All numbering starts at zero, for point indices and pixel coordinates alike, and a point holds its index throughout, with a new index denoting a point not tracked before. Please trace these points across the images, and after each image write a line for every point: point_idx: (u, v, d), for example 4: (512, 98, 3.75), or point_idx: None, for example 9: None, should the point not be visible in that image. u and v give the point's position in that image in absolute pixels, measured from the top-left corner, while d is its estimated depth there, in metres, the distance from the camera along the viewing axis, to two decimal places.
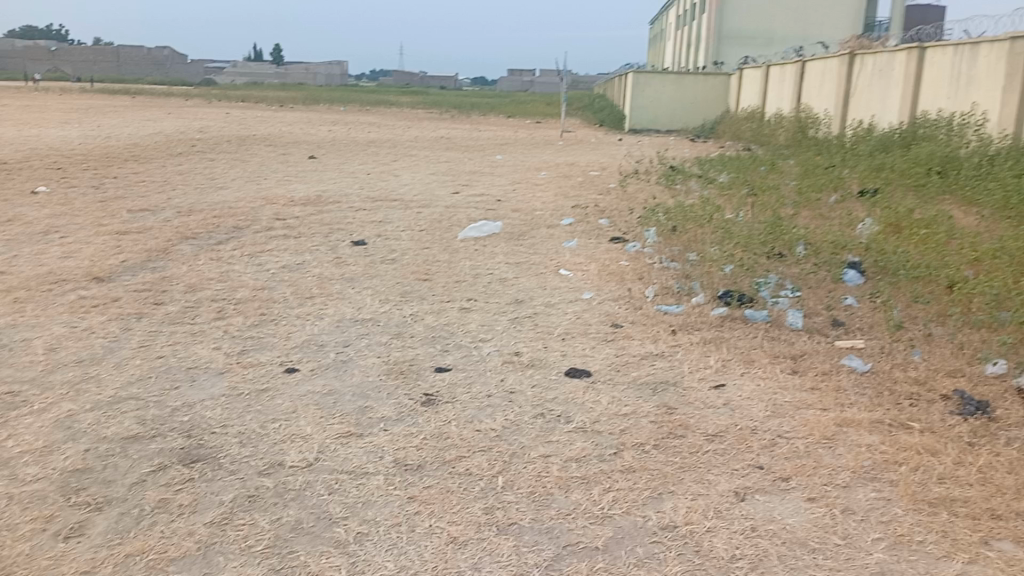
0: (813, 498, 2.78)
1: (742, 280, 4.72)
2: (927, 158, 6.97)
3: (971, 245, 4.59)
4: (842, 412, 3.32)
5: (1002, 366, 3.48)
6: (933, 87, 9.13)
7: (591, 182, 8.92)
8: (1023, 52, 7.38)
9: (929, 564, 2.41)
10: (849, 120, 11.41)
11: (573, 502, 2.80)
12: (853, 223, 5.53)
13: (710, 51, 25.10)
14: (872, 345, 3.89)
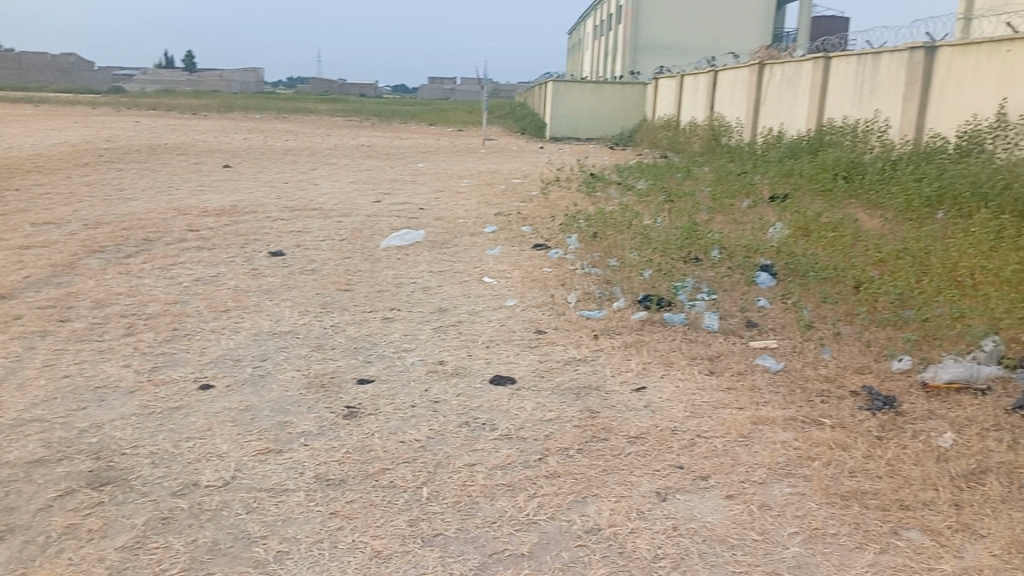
0: (732, 495, 2.85)
1: (661, 284, 4.81)
2: (833, 163, 7.28)
3: (875, 246, 4.81)
4: (758, 410, 3.42)
5: (906, 362, 3.64)
6: (837, 96, 9.57)
7: (513, 189, 8.98)
8: (920, 62, 7.80)
9: (843, 555, 2.50)
10: (760, 127, 11.84)
11: (498, 510, 2.79)
12: (765, 228, 5.73)
13: (628, 61, 25.67)
14: (784, 345, 4.02)
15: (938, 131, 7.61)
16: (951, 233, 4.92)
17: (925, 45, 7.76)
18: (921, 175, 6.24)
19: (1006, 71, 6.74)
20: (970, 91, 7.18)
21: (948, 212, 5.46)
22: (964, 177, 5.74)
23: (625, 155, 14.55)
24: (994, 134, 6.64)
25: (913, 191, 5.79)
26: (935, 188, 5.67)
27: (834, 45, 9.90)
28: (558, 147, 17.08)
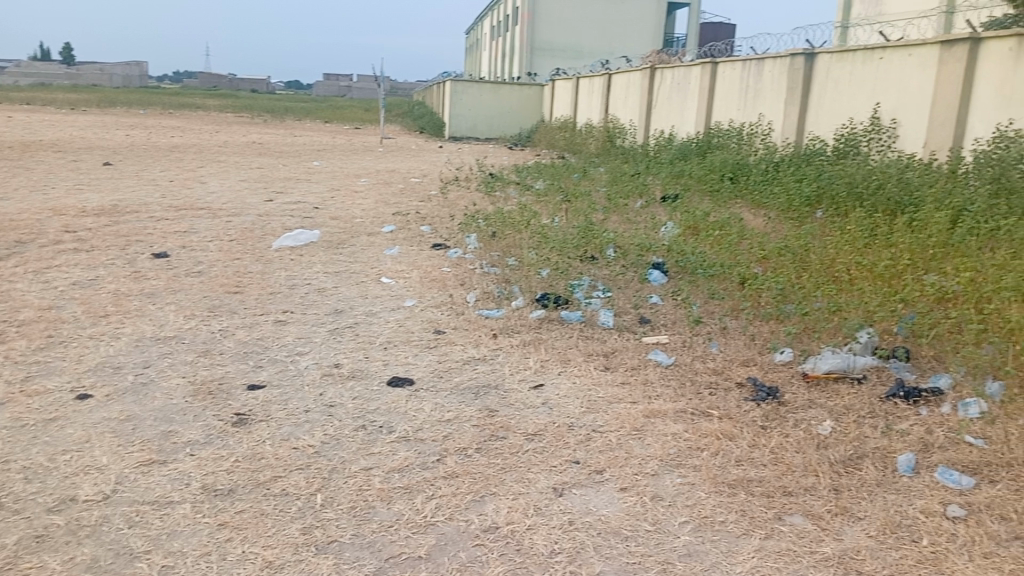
0: (625, 487, 2.91)
1: (558, 282, 4.88)
2: (720, 164, 7.58)
3: (758, 244, 5.03)
4: (650, 404, 3.51)
5: (788, 354, 3.82)
6: (724, 99, 9.97)
7: (411, 188, 8.91)
8: (801, 68, 8.23)
9: (730, 542, 2.59)
10: (653, 129, 12.20)
11: (395, 513, 2.75)
12: (657, 227, 5.91)
13: (524, 62, 25.93)
14: (675, 340, 4.15)
15: (817, 135, 8.04)
16: (827, 231, 5.21)
17: (806, 52, 8.19)
18: (800, 175, 6.58)
19: (877, 78, 7.19)
20: (846, 96, 7.62)
21: (825, 211, 5.77)
22: (839, 177, 6.09)
23: (525, 155, 14.69)
24: (868, 137, 7.08)
25: (793, 191, 6.10)
26: (813, 188, 5.98)
27: (721, 51, 10.31)
28: (458, 147, 17.06)
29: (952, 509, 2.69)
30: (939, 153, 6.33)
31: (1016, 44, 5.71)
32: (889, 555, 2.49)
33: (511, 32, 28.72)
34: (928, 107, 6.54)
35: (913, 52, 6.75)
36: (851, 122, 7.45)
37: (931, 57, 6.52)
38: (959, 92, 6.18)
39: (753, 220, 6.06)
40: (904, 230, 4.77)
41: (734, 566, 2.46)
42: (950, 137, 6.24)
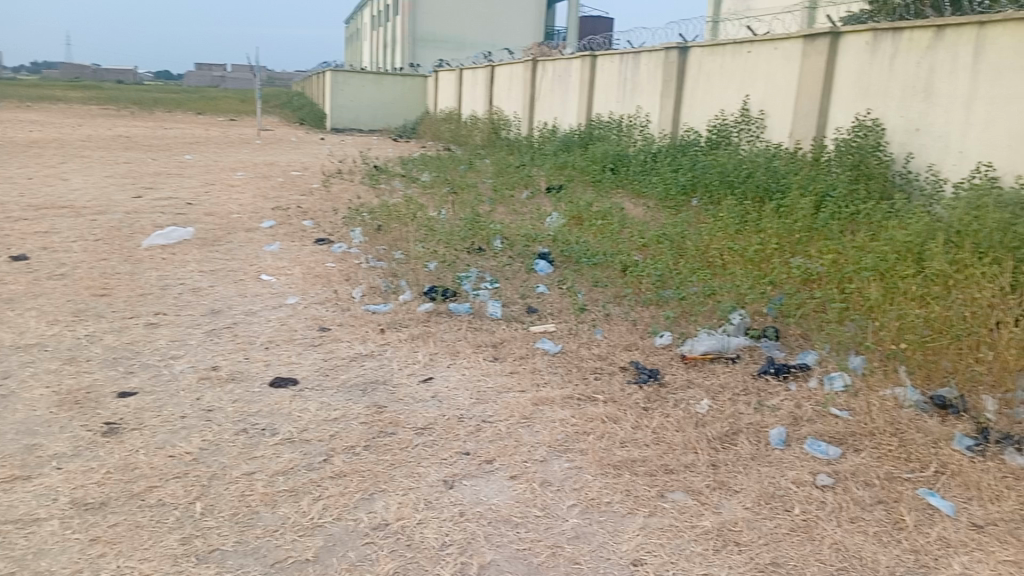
0: (515, 475, 2.95)
1: (446, 275, 4.88)
2: (602, 156, 7.77)
3: (638, 232, 5.21)
4: (538, 392, 3.56)
5: (668, 337, 3.96)
6: (604, 91, 10.22)
7: (292, 182, 8.66)
8: (676, 62, 8.54)
9: (616, 522, 2.66)
10: (537, 121, 12.36)
11: (280, 517, 2.67)
12: (542, 218, 6.00)
13: (407, 53, 25.66)
14: (561, 328, 4.23)
15: (693, 126, 8.37)
16: (702, 219, 5.43)
17: (680, 45, 8.50)
18: (677, 164, 6.85)
19: (746, 71, 7.55)
20: (718, 89, 7.96)
21: (700, 200, 6.01)
22: (712, 167, 6.36)
23: (410, 147, 14.55)
24: (738, 128, 7.44)
25: (670, 181, 6.35)
26: (688, 177, 6.26)
27: (601, 44, 10.56)
28: (342, 140, 16.68)
29: (821, 479, 2.86)
30: (804, 143, 6.72)
31: (871, 38, 6.12)
32: (764, 525, 2.63)
33: (392, 21, 28.32)
34: (793, 99, 6.93)
35: (778, 46, 7.12)
36: (723, 113, 7.81)
37: (795, 50, 6.90)
38: (821, 85, 6.57)
39: (633, 209, 6.25)
40: (772, 216, 5.05)
41: (620, 545, 2.54)
42: (814, 127, 6.63)
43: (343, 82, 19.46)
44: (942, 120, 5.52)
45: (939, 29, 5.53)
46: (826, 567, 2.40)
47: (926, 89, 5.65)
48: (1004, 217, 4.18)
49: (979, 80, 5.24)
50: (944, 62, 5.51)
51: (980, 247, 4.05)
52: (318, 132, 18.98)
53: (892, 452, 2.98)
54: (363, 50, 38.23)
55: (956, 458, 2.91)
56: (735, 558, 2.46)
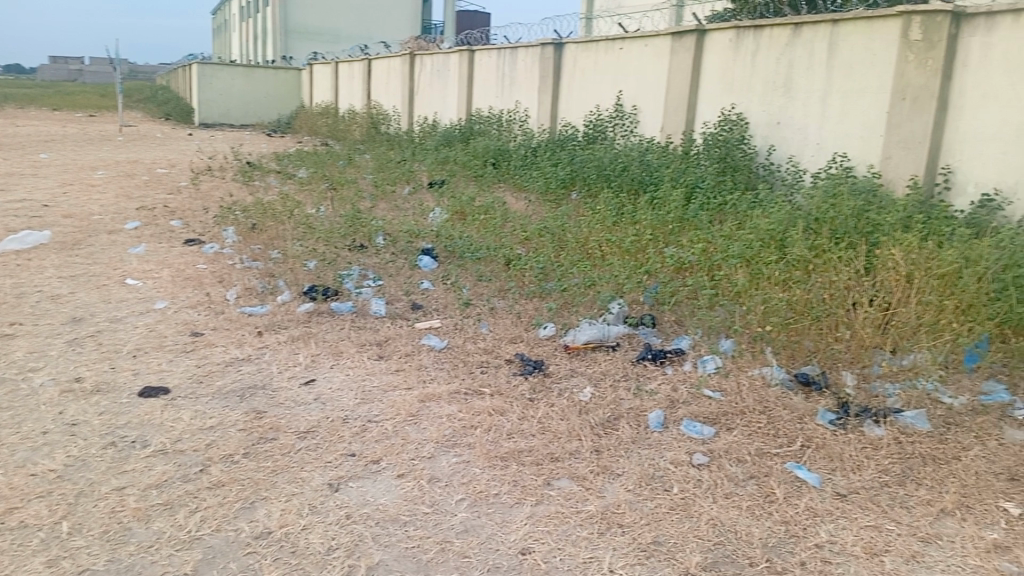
0: (402, 473, 2.92)
1: (326, 274, 4.78)
2: (483, 150, 7.81)
3: (520, 226, 5.28)
4: (424, 388, 3.55)
5: (551, 329, 4.04)
6: (483, 86, 10.27)
7: (158, 180, 8.23)
8: (552, 57, 8.69)
9: (503, 513, 2.69)
10: (416, 116, 12.29)
11: (155, 532, 2.54)
12: (425, 213, 5.98)
13: (279, 46, 24.85)
14: (446, 323, 4.23)
15: (571, 121, 8.56)
16: (580, 212, 5.57)
17: (555, 41, 8.66)
18: (556, 159, 6.98)
19: (619, 67, 7.78)
20: (593, 83, 8.17)
21: (579, 193, 6.16)
22: (589, 161, 6.51)
23: (285, 143, 14.10)
24: (613, 123, 7.67)
25: (550, 175, 6.47)
26: (567, 171, 6.39)
27: (477, 39, 10.54)
28: (211, 135, 15.96)
29: (697, 458, 2.99)
30: (675, 137, 7.00)
31: (734, 36, 6.44)
32: (645, 506, 2.73)
33: (262, 12, 27.29)
34: (663, 94, 7.20)
35: (648, 42, 7.37)
36: (599, 108, 8.02)
37: (664, 47, 7.16)
38: (688, 80, 6.85)
39: (515, 203, 6.34)
40: (647, 208, 5.23)
41: (508, 536, 2.57)
42: (684, 121, 6.92)
43: (209, 76, 18.62)
44: (801, 114, 5.89)
45: (796, 28, 5.89)
46: (704, 542, 2.52)
47: (785, 84, 6.01)
48: (856, 205, 4.52)
49: (833, 76, 5.63)
50: (802, 58, 5.86)
51: (836, 232, 4.35)
52: (185, 128, 18.08)
53: (762, 429, 3.15)
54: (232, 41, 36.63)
55: (820, 431, 3.10)
56: (619, 540, 2.54)
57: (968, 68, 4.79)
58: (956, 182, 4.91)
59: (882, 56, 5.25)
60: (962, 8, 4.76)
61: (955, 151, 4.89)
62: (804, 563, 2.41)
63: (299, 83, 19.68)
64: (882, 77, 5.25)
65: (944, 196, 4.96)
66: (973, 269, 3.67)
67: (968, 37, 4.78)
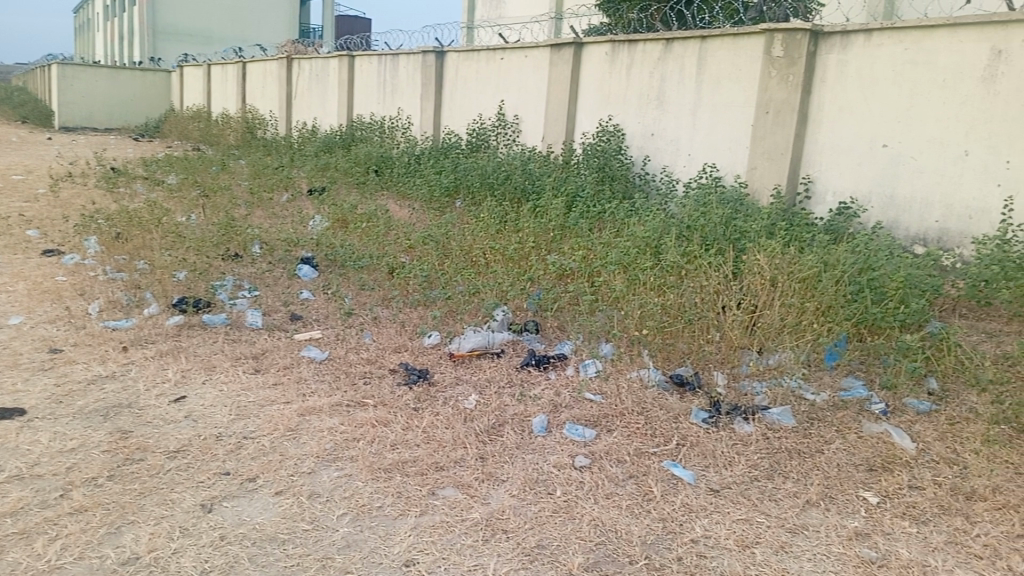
0: (280, 491, 2.82)
1: (198, 285, 4.57)
2: (365, 158, 7.70)
3: (403, 234, 5.24)
4: (304, 402, 3.44)
5: (436, 337, 4.02)
6: (364, 93, 10.14)
7: (11, 187, 7.63)
8: (433, 65, 8.70)
9: (387, 526, 2.64)
10: (295, 121, 12.00)
11: (8, 564, 2.34)
12: (304, 221, 5.85)
13: (148, 46, 23.65)
14: (327, 334, 4.13)
15: (454, 129, 8.59)
16: (464, 220, 5.58)
17: (437, 49, 8.67)
18: (440, 167, 6.97)
19: (500, 76, 7.88)
20: (476, 92, 8.23)
21: (463, 201, 6.17)
22: (473, 170, 6.54)
23: (154, 147, 13.42)
24: (495, 132, 7.76)
25: (433, 182, 6.42)
26: (451, 179, 6.38)
27: (358, 44, 10.41)
28: (72, 140, 14.96)
29: (579, 460, 3.05)
30: (556, 146, 7.15)
31: (609, 49, 6.65)
32: (529, 510, 2.75)
33: (129, 11, 25.90)
34: (544, 104, 7.34)
35: (528, 53, 7.49)
36: (482, 117, 8.08)
37: (544, 58, 7.30)
38: (567, 90, 7.02)
39: (399, 212, 6.28)
40: (530, 215, 5.30)
41: (392, 548, 2.52)
42: (564, 131, 7.08)
43: (70, 77, 17.48)
44: (673, 126, 6.16)
45: (668, 43, 6.14)
46: (585, 543, 2.56)
47: (659, 97, 6.26)
48: (724, 213, 4.75)
49: (703, 89, 5.90)
50: (673, 73, 6.12)
51: (707, 239, 4.55)
52: (42, 132, 16.86)
53: (640, 430, 3.24)
54: (95, 39, 34.53)
55: (694, 430, 3.22)
56: (503, 546, 2.55)
57: (826, 84, 5.16)
58: (816, 191, 5.26)
59: (747, 71, 5.54)
60: (819, 27, 5.10)
61: (815, 162, 5.25)
62: (680, 558, 2.49)
63: (170, 85, 18.80)
64: (747, 91, 5.55)
65: (805, 205, 5.31)
66: (831, 273, 3.92)
67: (825, 54, 5.14)
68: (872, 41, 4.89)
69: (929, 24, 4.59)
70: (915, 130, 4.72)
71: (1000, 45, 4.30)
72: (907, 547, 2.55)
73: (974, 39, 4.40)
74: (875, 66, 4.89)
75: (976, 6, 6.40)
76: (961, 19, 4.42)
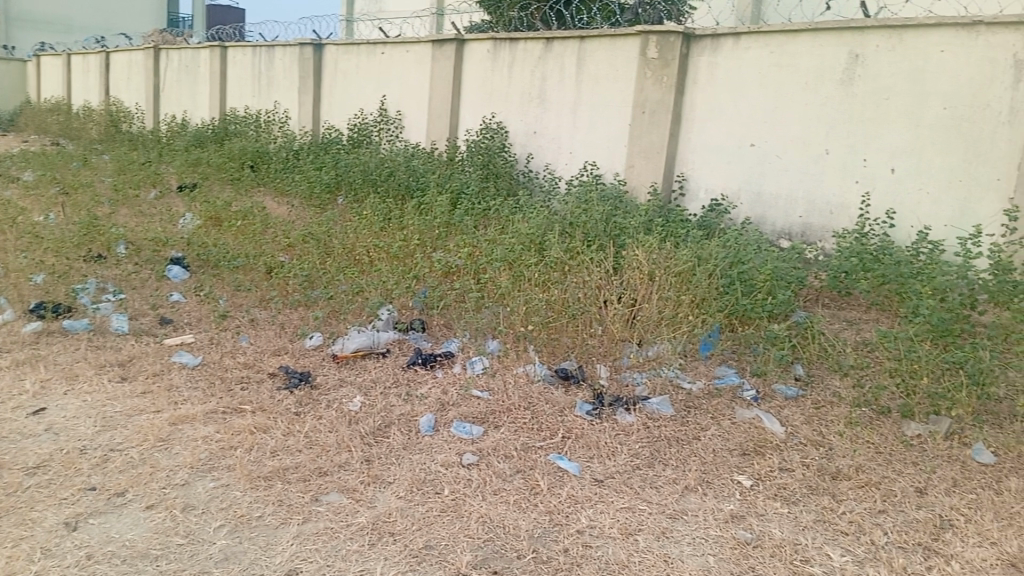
0: (152, 504, 2.66)
1: (57, 289, 4.26)
2: (239, 152, 7.40)
3: (281, 232, 5.07)
4: (176, 410, 3.27)
5: (318, 338, 3.91)
6: (237, 85, 9.77)
7: None
8: (310, 57, 8.49)
9: (267, 536, 2.54)
10: (164, 114, 11.42)
11: None
12: (174, 219, 5.58)
13: None
14: (200, 338, 3.94)
15: (334, 125, 8.41)
16: (346, 217, 5.46)
17: (314, 42, 8.46)
18: (320, 162, 6.79)
19: (380, 71, 7.78)
20: (357, 88, 8.08)
21: (344, 198, 6.02)
22: (354, 165, 6.41)
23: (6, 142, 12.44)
24: (377, 128, 7.62)
25: (313, 179, 6.22)
26: (331, 175, 6.21)
27: (230, 35, 10.00)
28: None
29: (466, 458, 3.03)
30: (440, 143, 7.14)
31: (490, 47, 6.68)
32: (416, 511, 2.71)
33: None
34: (426, 99, 7.30)
35: (409, 49, 7.43)
36: (362, 112, 7.96)
37: (425, 54, 7.26)
38: (448, 86, 7.01)
39: (276, 209, 6.09)
40: (414, 212, 5.25)
41: (273, 559, 2.43)
42: (447, 128, 7.07)
43: None
44: (554, 125, 6.26)
45: (548, 42, 6.23)
46: (473, 541, 2.55)
47: (540, 96, 6.34)
48: (604, 210, 4.86)
49: (582, 89, 6.01)
50: (554, 71, 6.21)
51: (588, 236, 4.63)
52: None
53: (526, 425, 3.26)
54: None
55: (579, 422, 3.27)
56: (391, 549, 2.50)
57: (698, 85, 5.37)
58: (690, 189, 5.49)
59: (625, 71, 5.69)
60: (691, 30, 5.30)
61: (688, 161, 5.47)
62: (567, 549, 2.52)
63: (24, 75, 17.48)
64: (624, 91, 5.70)
65: (680, 202, 5.53)
66: (704, 267, 4.06)
67: (697, 56, 5.35)
68: (741, 44, 5.12)
69: (792, 29, 4.85)
70: (780, 130, 4.99)
71: (857, 49, 4.60)
72: (779, 527, 2.68)
73: (833, 44, 4.70)
74: (743, 69, 5.13)
75: (834, 13, 6.82)
76: (822, 25, 4.70)
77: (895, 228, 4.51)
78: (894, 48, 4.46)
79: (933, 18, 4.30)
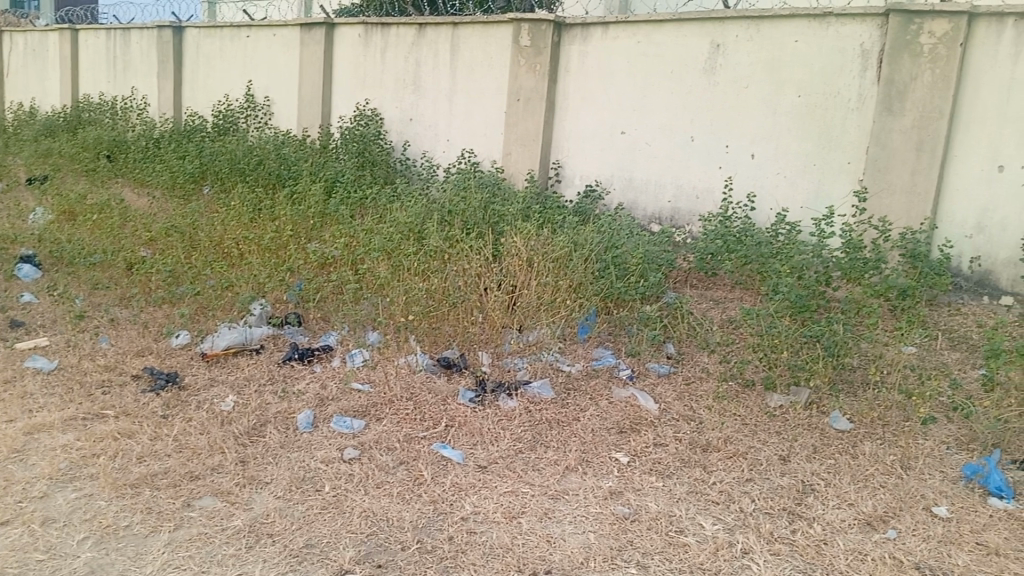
0: (6, 521, 2.47)
1: None
2: (94, 142, 6.94)
3: (142, 226, 4.80)
4: (31, 418, 3.05)
5: (185, 337, 3.74)
6: (90, 70, 9.18)
7: None
8: (168, 41, 8.08)
9: (137, 546, 2.41)
10: (10, 102, 10.59)
11: None
12: (23, 215, 5.29)
13: None
14: (55, 341, 3.69)
15: (198, 112, 8.05)
16: (213, 208, 5.24)
17: (172, 24, 8.04)
18: (184, 151, 6.46)
19: (246, 55, 7.49)
20: (223, 73, 7.75)
21: (211, 188, 5.78)
22: (220, 154, 6.19)
23: None
24: (244, 114, 7.33)
25: (176, 168, 5.91)
26: (195, 164, 5.93)
27: (82, 17, 9.39)
28: None
29: (347, 453, 2.97)
30: (312, 130, 6.96)
31: (361, 31, 6.56)
32: (295, 510, 2.63)
33: None
34: (295, 85, 7.09)
35: (276, 32, 7.18)
36: (228, 98, 7.65)
37: (293, 38, 7.03)
38: (318, 71, 6.84)
39: (136, 201, 5.76)
40: (286, 202, 5.08)
41: (143, 569, 2.30)
42: (320, 114, 6.90)
43: None
44: (430, 111, 6.21)
45: (421, 27, 6.17)
46: (356, 536, 2.51)
47: (415, 82, 6.28)
48: (482, 198, 4.88)
49: (457, 76, 6.00)
50: (427, 58, 6.17)
51: (467, 224, 4.64)
52: None
53: (409, 416, 3.23)
54: None
55: (462, 410, 3.27)
56: (269, 550, 2.42)
57: (570, 73, 5.46)
58: (565, 175, 5.58)
59: (498, 57, 5.71)
60: (562, 19, 5.38)
61: (563, 148, 5.56)
62: (451, 538, 2.52)
63: None
64: (499, 78, 5.72)
65: (556, 188, 5.62)
66: (580, 252, 4.15)
67: (568, 45, 5.44)
68: (609, 33, 5.24)
69: (657, 19, 5.00)
70: (648, 117, 5.14)
71: (718, 39, 4.80)
72: (655, 500, 2.77)
73: (696, 34, 4.88)
74: (613, 57, 5.25)
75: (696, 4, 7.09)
76: (684, 15, 4.87)
77: (756, 211, 4.74)
78: (752, 38, 4.67)
79: (786, 9, 4.53)
